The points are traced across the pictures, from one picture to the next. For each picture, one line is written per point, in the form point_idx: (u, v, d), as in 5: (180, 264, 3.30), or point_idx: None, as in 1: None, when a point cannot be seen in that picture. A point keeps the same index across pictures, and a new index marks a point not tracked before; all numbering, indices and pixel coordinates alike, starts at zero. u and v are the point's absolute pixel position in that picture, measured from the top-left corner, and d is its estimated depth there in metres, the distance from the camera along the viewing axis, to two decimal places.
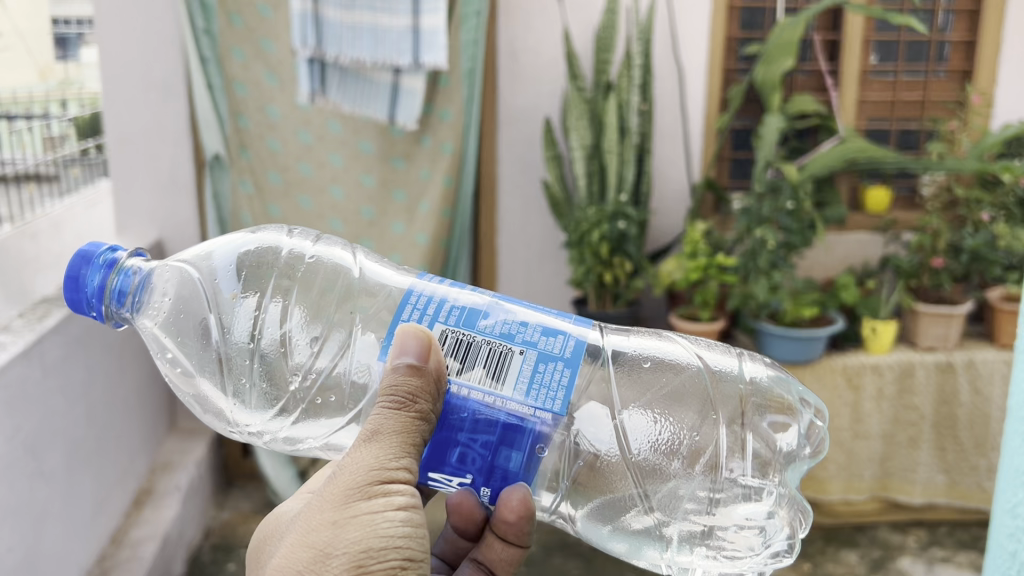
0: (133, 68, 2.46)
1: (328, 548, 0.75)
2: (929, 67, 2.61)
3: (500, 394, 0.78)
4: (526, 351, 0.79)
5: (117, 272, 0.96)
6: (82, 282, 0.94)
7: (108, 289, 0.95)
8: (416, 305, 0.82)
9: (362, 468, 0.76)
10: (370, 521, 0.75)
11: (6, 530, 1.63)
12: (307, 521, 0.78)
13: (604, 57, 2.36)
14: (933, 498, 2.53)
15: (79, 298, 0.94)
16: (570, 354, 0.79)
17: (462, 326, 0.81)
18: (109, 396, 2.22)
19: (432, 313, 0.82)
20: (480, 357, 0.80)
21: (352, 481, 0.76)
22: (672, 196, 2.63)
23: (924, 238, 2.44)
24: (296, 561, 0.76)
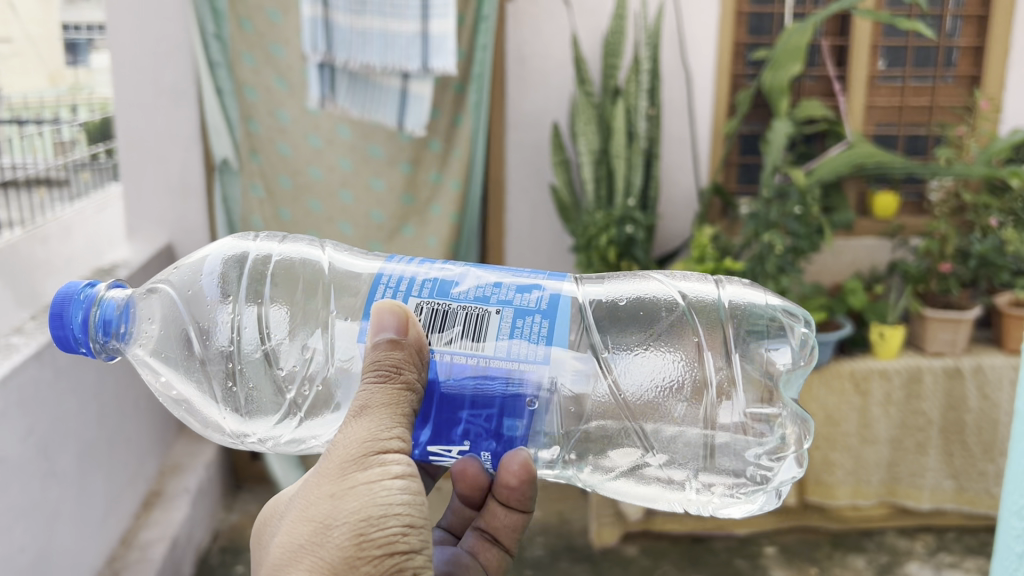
0: (145, 73, 2.48)
1: (331, 520, 0.73)
2: (937, 73, 2.61)
3: (483, 354, 0.79)
4: (503, 310, 0.80)
5: (99, 303, 0.92)
6: (66, 319, 0.90)
7: (92, 321, 0.91)
8: (388, 285, 0.83)
9: (356, 440, 0.76)
10: (369, 490, 0.74)
11: (18, 531, 1.64)
12: (305, 499, 0.76)
13: (612, 62, 2.37)
14: (941, 504, 2.53)
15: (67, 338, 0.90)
16: (547, 306, 0.80)
17: (436, 296, 0.82)
18: (120, 399, 2.23)
19: (405, 289, 0.83)
20: (457, 321, 0.80)
21: (347, 453, 0.76)
22: (679, 200, 2.64)
23: (933, 243, 2.45)
24: (297, 537, 0.74)
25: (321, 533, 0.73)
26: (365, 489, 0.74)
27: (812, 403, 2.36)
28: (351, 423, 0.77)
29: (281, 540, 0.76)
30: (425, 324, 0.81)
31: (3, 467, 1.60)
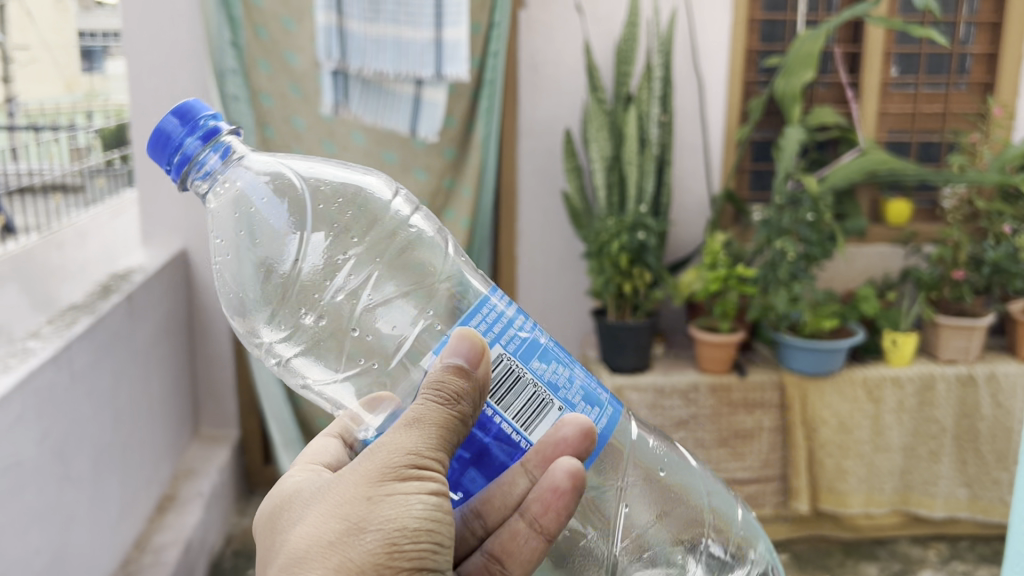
0: (160, 81, 2.51)
1: (359, 526, 0.62)
2: (950, 80, 2.61)
3: (524, 438, 0.65)
4: (567, 409, 0.66)
5: (212, 145, 0.72)
6: (170, 139, 0.71)
7: (194, 161, 0.72)
8: (485, 315, 0.66)
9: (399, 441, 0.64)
10: (405, 502, 0.62)
11: (33, 534, 1.66)
12: (335, 493, 0.65)
13: (624, 69, 2.38)
14: (955, 512, 2.51)
15: (165, 141, 0.71)
16: (607, 425, 0.68)
17: (518, 356, 0.66)
18: (135, 403, 2.25)
19: (496, 330, 0.66)
20: (520, 395, 0.66)
21: (388, 456, 0.63)
22: (692, 207, 2.64)
23: (945, 250, 2.43)
24: (322, 531, 0.63)
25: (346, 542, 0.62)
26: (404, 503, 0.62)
27: (825, 409, 2.37)
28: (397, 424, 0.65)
29: (299, 531, 0.65)
30: (496, 384, 0.66)
31: (20, 469, 1.62)
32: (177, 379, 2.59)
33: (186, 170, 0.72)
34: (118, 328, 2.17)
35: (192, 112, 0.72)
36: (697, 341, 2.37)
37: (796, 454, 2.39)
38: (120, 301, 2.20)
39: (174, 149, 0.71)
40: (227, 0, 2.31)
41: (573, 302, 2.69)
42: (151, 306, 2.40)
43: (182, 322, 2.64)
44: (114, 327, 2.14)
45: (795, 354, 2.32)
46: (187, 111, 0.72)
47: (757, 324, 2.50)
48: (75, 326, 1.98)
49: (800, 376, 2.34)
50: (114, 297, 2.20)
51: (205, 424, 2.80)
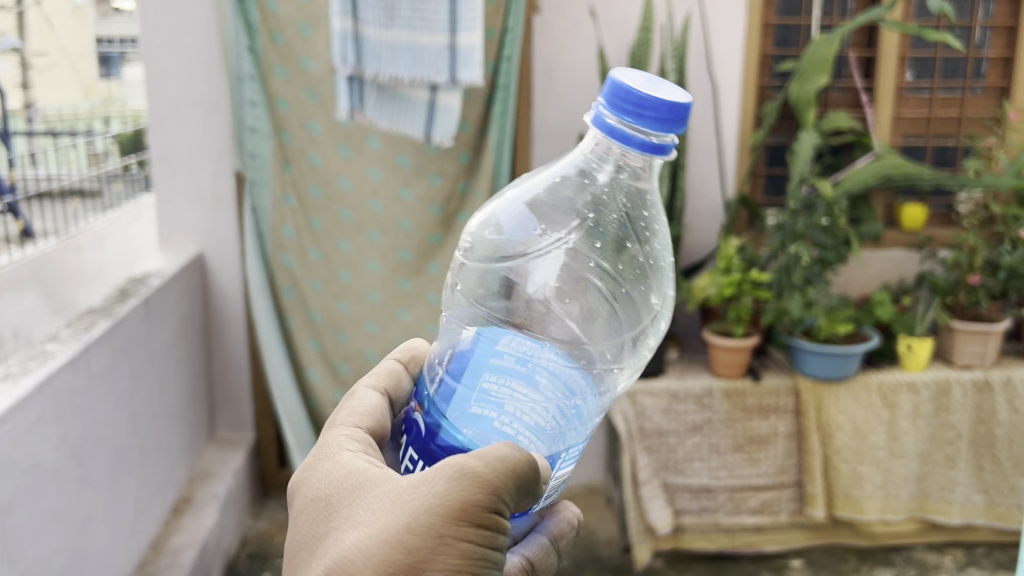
0: (178, 86, 2.53)
1: (411, 565, 0.65)
2: (966, 84, 2.60)
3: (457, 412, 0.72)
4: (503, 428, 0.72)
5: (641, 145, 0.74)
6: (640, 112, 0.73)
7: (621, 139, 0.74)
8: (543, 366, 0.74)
9: (468, 486, 0.65)
10: (470, 544, 0.65)
11: (53, 535, 1.67)
12: (389, 512, 0.67)
13: (638, 74, 2.39)
14: (971, 519, 2.50)
15: (620, 94, 0.73)
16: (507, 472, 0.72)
17: (520, 381, 0.73)
18: (152, 406, 2.27)
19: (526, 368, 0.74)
20: (494, 386, 0.72)
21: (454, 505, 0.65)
22: (706, 212, 2.64)
23: (961, 254, 2.42)
24: (386, 554, 0.65)
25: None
26: (457, 555, 0.65)
27: (839, 416, 2.36)
28: (471, 461, 0.66)
29: (348, 540, 0.67)
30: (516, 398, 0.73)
31: (38, 471, 1.64)
32: (193, 382, 2.61)
33: (612, 136, 0.74)
34: (136, 332, 2.19)
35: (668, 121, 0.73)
36: (710, 345, 2.37)
37: (811, 460, 2.38)
38: (138, 305, 2.22)
39: (630, 113, 0.73)
40: (244, 7, 2.37)
41: None
42: (168, 310, 2.42)
43: (199, 326, 2.67)
44: (131, 330, 2.16)
45: (812, 359, 2.32)
46: (662, 121, 0.73)
47: (771, 329, 2.50)
48: (93, 329, 2.00)
49: (814, 381, 2.35)
50: (131, 301, 2.22)
51: (221, 427, 2.81)
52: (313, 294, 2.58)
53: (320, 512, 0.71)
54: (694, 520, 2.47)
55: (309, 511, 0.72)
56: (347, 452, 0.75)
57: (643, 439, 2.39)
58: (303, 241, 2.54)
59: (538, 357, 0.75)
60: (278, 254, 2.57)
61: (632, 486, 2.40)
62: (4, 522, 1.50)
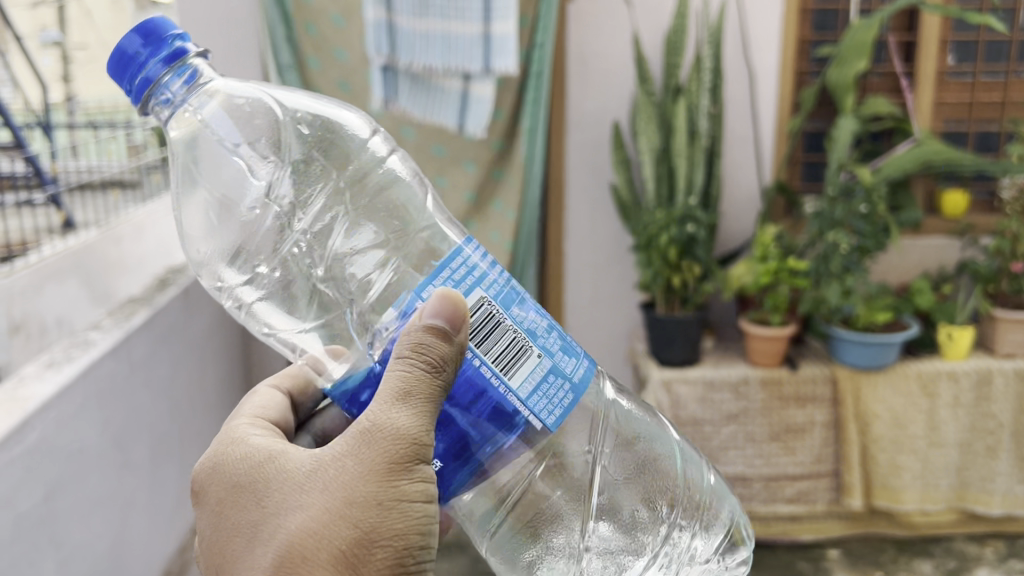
0: (214, 77, 2.56)
1: (373, 511, 0.69)
2: (1009, 67, 2.56)
3: (503, 384, 0.67)
4: (543, 357, 0.69)
5: (175, 67, 0.75)
6: (138, 60, 0.74)
7: (162, 82, 0.75)
8: (453, 271, 0.69)
9: (408, 445, 0.68)
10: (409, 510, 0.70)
11: (96, 520, 1.71)
12: (333, 478, 0.71)
13: (673, 60, 2.37)
14: (1013, 510, 2.46)
15: (148, 30, 0.74)
16: (578, 379, 0.71)
17: (498, 301, 0.70)
18: (191, 393, 2.30)
19: (474, 278, 0.70)
20: (499, 345, 0.69)
21: (397, 428, 0.68)
22: (741, 199, 2.61)
23: (1003, 242, 2.38)
24: (369, 456, 0.69)
25: (365, 539, 0.69)
26: (419, 487, 0.69)
27: (878, 404, 2.33)
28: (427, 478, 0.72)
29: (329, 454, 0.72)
30: (475, 331, 0.68)
31: (82, 456, 1.67)
32: (231, 370, 2.64)
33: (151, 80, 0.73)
34: (174, 321, 2.22)
35: (165, 33, 0.75)
36: (748, 334, 2.34)
37: (849, 449, 2.36)
38: (176, 294, 2.25)
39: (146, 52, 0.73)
40: None
41: (622, 295, 2.67)
42: (208, 299, 2.45)
43: None
44: (168, 320, 2.18)
45: (849, 348, 2.30)
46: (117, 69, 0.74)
47: (808, 318, 2.46)
48: (133, 318, 2.04)
49: (848, 369, 2.32)
50: (171, 290, 2.26)
51: None
52: None
53: (241, 507, 0.75)
54: None
55: (236, 506, 0.75)
56: (252, 433, 0.82)
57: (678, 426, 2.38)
58: None
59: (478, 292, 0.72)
60: None
61: None
62: (50, 506, 1.53)
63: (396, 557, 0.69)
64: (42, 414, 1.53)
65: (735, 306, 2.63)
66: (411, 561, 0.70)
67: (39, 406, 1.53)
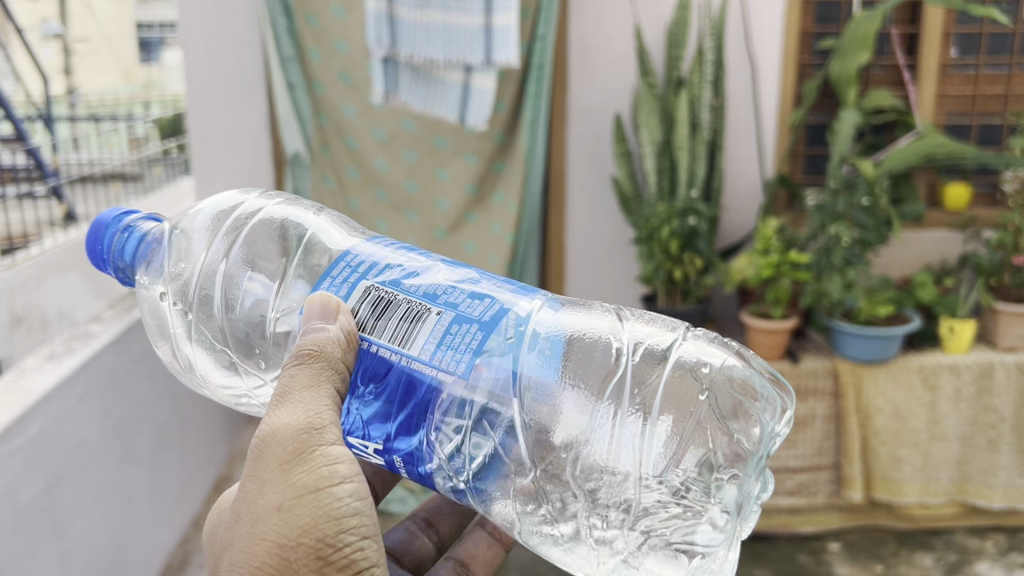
0: (216, 69, 2.56)
1: (282, 513, 0.75)
2: (1012, 60, 2.55)
3: (408, 354, 0.78)
4: (443, 312, 0.79)
5: (124, 231, 0.96)
6: (102, 239, 0.97)
7: (118, 245, 0.95)
8: (349, 264, 0.85)
9: (299, 441, 0.77)
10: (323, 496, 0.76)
11: (98, 512, 1.71)
12: (243, 505, 0.78)
13: (675, 53, 2.36)
14: (1014, 503, 2.45)
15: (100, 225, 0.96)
16: (488, 317, 0.77)
17: (387, 285, 0.82)
18: (192, 385, 2.30)
19: (362, 270, 0.84)
20: (396, 313, 0.80)
21: (283, 433, 0.77)
22: (743, 192, 2.61)
23: (1005, 235, 2.37)
24: (275, 458, 0.77)
25: (282, 539, 0.74)
26: (318, 476, 0.76)
27: (879, 397, 2.33)
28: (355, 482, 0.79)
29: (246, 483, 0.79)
30: (365, 314, 0.81)
31: (83, 449, 1.67)
32: None
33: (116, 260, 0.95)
34: None
35: (109, 222, 0.97)
36: (749, 327, 2.34)
37: (849, 442, 2.36)
38: None
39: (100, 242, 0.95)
40: None
41: (623, 288, 2.67)
42: None
43: None
44: None
45: (851, 341, 2.29)
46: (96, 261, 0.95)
47: (811, 311, 2.46)
48: (134, 311, 2.03)
49: (851, 362, 2.32)
50: None
51: None
52: None
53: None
54: None
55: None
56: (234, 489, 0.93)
57: None
58: None
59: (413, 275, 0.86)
60: None
61: None
62: (51, 498, 1.53)
63: (315, 543, 0.75)
64: (42, 406, 1.53)
65: (737, 299, 2.63)
66: (333, 544, 0.75)
67: (40, 398, 1.53)
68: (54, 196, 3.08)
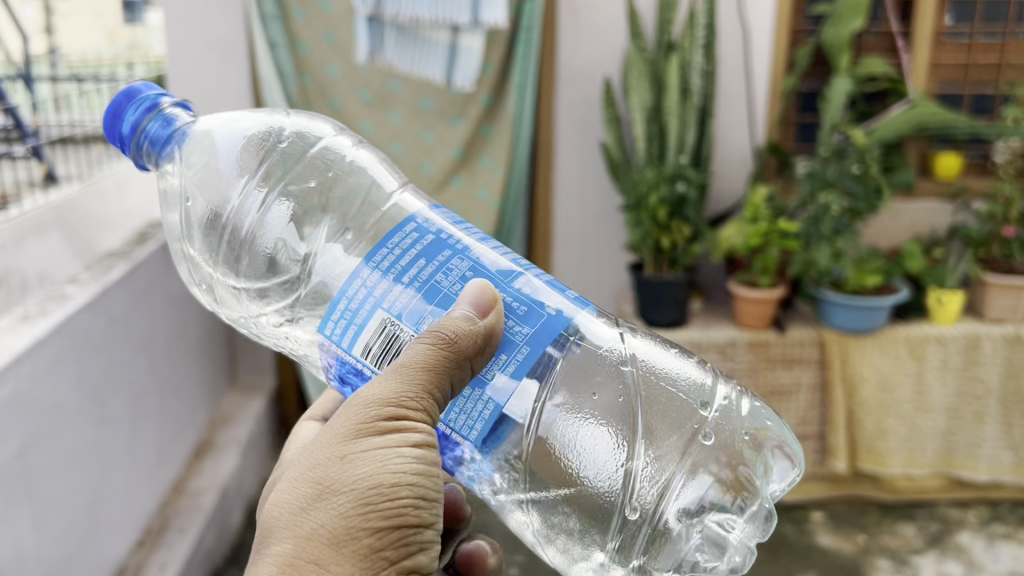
0: (196, 28, 2.49)
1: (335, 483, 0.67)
2: (1007, 28, 2.51)
3: None
4: (517, 327, 0.68)
5: (154, 116, 0.83)
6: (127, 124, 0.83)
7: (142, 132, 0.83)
8: (375, 268, 0.69)
9: (367, 405, 0.68)
10: (390, 454, 0.67)
11: (74, 475, 1.69)
12: (311, 448, 0.70)
13: (667, 16, 2.31)
14: (998, 476, 2.46)
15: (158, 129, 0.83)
16: (530, 341, 0.67)
17: (405, 319, 0.69)
18: (172, 348, 2.27)
19: (393, 278, 0.69)
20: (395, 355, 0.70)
21: (364, 396, 0.68)
22: (734, 159, 2.58)
23: (996, 206, 2.35)
24: (363, 413, 0.68)
25: (332, 483, 0.67)
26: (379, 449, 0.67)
27: (865, 367, 2.32)
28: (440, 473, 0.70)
29: (320, 432, 0.71)
30: (375, 352, 0.70)
31: (58, 411, 1.64)
32: (213, 326, 2.60)
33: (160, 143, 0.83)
34: (153, 276, 2.17)
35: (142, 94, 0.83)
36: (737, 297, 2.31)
37: (834, 412, 2.35)
38: (156, 248, 2.21)
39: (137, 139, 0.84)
40: None
41: (611, 256, 2.64)
42: None
43: None
44: (148, 274, 2.14)
45: (838, 311, 2.28)
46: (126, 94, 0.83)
47: (798, 280, 2.44)
48: (112, 272, 2.00)
49: (840, 331, 2.30)
50: (151, 244, 2.22)
51: (242, 370, 2.82)
52: None
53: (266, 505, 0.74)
54: None
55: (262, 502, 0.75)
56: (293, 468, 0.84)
57: None
58: None
59: (453, 262, 0.70)
60: None
61: None
62: (25, 461, 1.50)
63: (366, 495, 0.66)
64: (14, 367, 1.50)
65: (724, 268, 2.61)
66: (385, 500, 0.66)
67: (12, 358, 1.50)
68: (34, 156, 2.96)
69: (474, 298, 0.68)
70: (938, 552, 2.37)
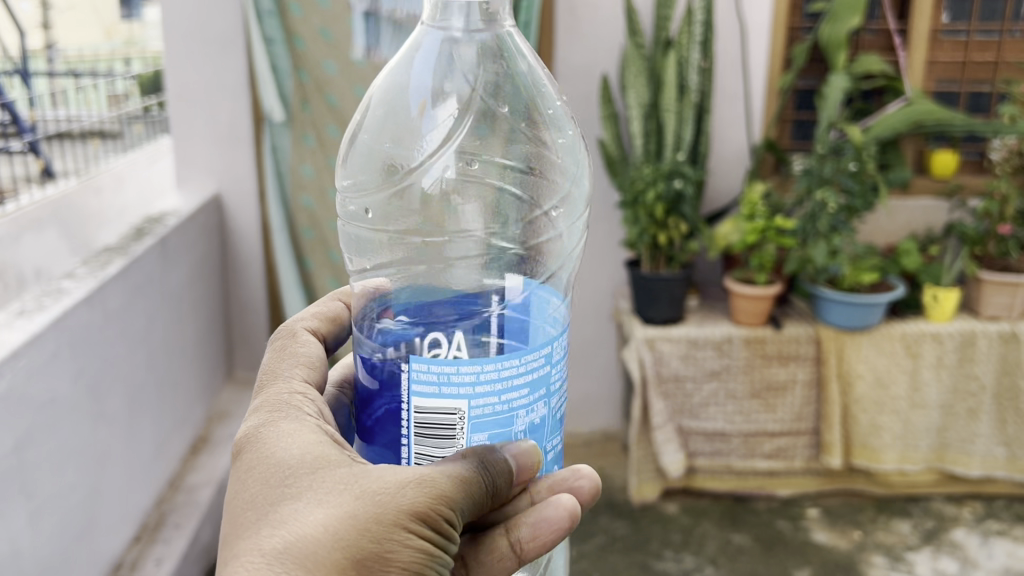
0: (193, 23, 2.49)
1: (374, 560, 0.56)
2: (1004, 27, 2.51)
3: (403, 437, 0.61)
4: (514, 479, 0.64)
5: None
6: None
7: None
8: (499, 373, 0.59)
9: (436, 490, 0.57)
10: (433, 554, 0.58)
11: (69, 470, 1.69)
12: (353, 481, 0.58)
13: (664, 13, 2.32)
14: (991, 472, 2.47)
15: None
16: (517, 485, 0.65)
17: (471, 425, 0.60)
18: (168, 344, 2.27)
19: (497, 395, 0.59)
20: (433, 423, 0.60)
21: (428, 479, 0.58)
22: (730, 156, 2.58)
23: (992, 203, 2.34)
24: (429, 494, 0.57)
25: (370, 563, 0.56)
26: (420, 548, 0.57)
27: (860, 364, 2.33)
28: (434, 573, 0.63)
29: (358, 475, 0.58)
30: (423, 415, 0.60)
31: (54, 407, 1.64)
32: (210, 321, 2.60)
33: None
34: (149, 270, 2.17)
35: None
36: (734, 294, 2.31)
37: (829, 408, 2.35)
38: (152, 244, 2.20)
39: None
40: None
41: (607, 253, 2.64)
42: (185, 251, 2.40)
43: (216, 265, 2.65)
44: (144, 269, 2.14)
45: (834, 308, 2.28)
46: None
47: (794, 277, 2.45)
48: (109, 267, 1.99)
49: (837, 330, 2.30)
50: (147, 239, 2.21)
51: (239, 366, 2.82)
52: (332, 236, 2.57)
53: (264, 481, 0.59)
54: (707, 463, 2.46)
55: (253, 471, 0.61)
56: (284, 394, 0.69)
57: (660, 383, 2.37)
58: (323, 181, 2.52)
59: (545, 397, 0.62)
60: (297, 195, 2.56)
61: (645, 429, 2.40)
62: (21, 456, 1.50)
63: None
64: (11, 362, 1.50)
65: (720, 265, 2.61)
66: None
67: (10, 352, 1.50)
68: (31, 151, 2.96)
69: (528, 463, 0.60)
70: (933, 549, 2.38)
